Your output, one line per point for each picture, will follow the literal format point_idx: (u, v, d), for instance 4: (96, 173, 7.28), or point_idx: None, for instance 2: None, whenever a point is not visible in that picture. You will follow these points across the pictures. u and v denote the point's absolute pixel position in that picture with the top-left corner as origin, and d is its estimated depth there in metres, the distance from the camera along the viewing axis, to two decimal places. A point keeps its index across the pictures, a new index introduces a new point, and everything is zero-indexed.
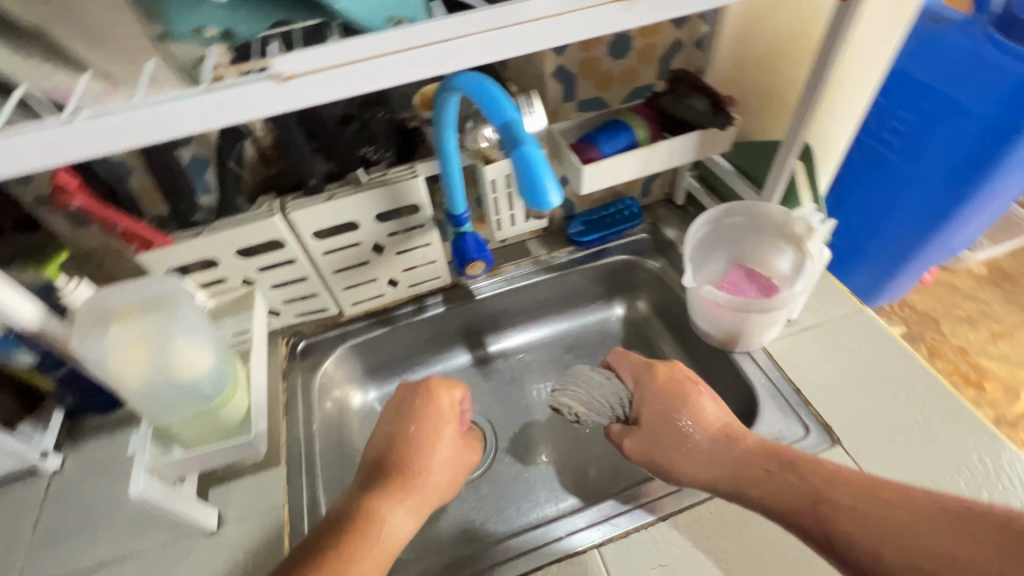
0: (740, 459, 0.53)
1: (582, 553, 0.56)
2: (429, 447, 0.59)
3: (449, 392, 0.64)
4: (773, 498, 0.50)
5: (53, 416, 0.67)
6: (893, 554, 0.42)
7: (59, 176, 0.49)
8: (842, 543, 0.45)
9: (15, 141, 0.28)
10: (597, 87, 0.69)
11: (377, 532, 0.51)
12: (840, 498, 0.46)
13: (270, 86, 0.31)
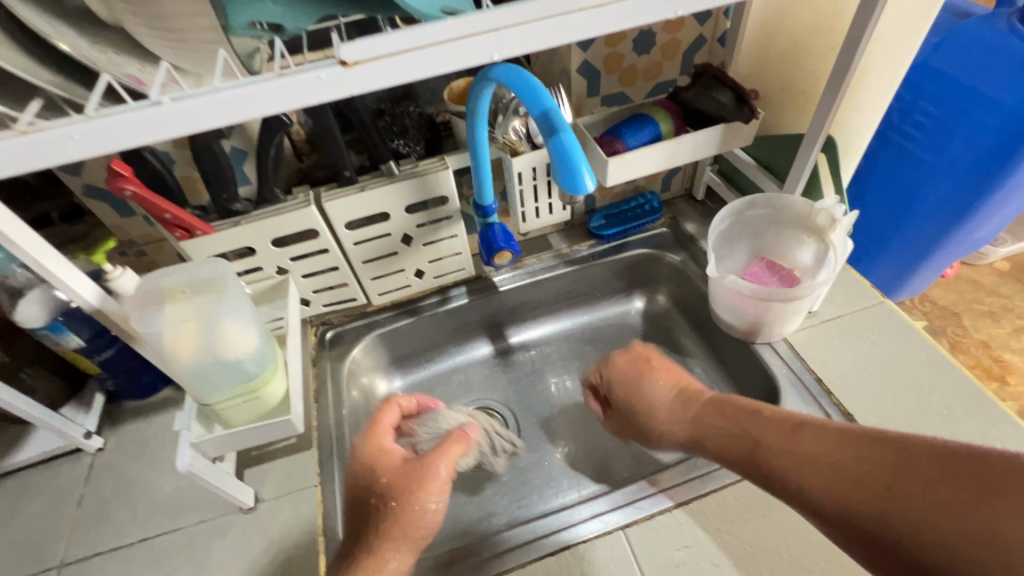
0: (695, 418, 0.57)
1: (607, 534, 0.57)
2: (394, 522, 0.49)
3: (377, 430, 0.58)
4: (723, 447, 0.54)
5: (95, 398, 0.70)
6: (809, 482, 0.44)
7: (115, 162, 0.50)
8: (774, 478, 0.47)
9: (110, 121, 0.31)
10: (620, 82, 0.71)
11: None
12: (772, 438, 0.49)
13: (337, 71, 0.33)
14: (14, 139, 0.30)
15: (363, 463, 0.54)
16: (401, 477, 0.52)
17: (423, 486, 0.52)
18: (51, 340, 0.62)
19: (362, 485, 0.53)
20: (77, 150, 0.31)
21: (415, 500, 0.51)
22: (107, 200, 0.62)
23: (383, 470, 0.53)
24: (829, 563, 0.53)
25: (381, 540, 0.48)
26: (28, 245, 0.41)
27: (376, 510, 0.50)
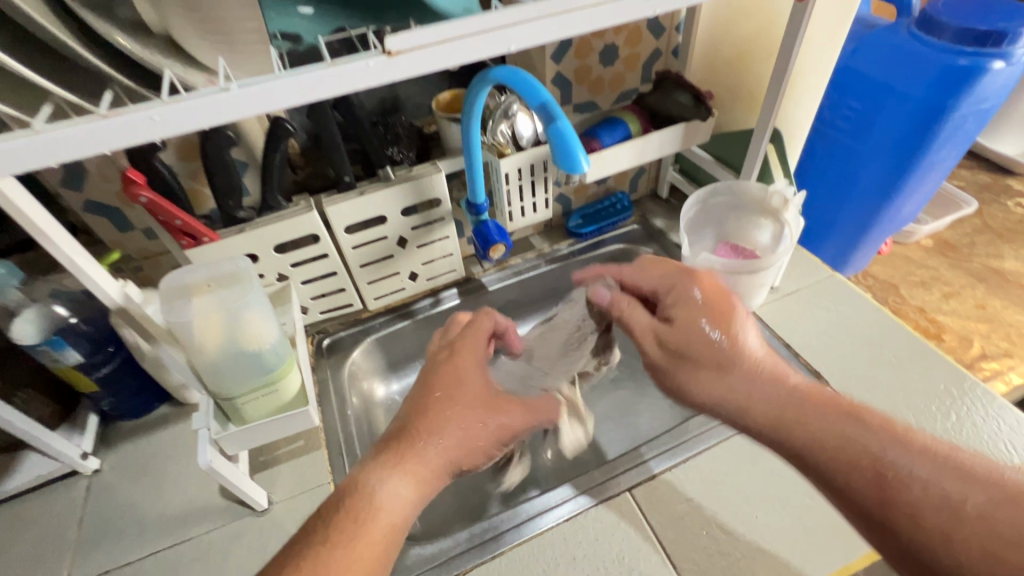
0: (787, 398, 0.48)
1: (617, 497, 0.60)
2: (458, 435, 0.50)
3: (476, 351, 0.58)
4: (822, 440, 0.44)
5: (88, 419, 0.69)
6: (967, 546, 0.36)
7: (131, 170, 0.52)
8: (902, 517, 0.39)
9: (188, 104, 0.34)
10: (590, 91, 0.80)
11: (367, 504, 0.44)
12: (913, 463, 0.40)
13: (381, 61, 0.35)
14: (95, 121, 0.33)
15: (450, 370, 0.55)
16: (477, 403, 0.53)
17: (494, 427, 0.53)
18: (49, 358, 0.61)
19: (428, 401, 0.52)
20: (153, 130, 0.34)
21: (478, 439, 0.51)
22: (106, 216, 0.63)
23: (472, 381, 0.54)
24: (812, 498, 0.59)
25: (428, 445, 0.49)
26: (62, 243, 0.43)
27: (436, 421, 0.50)
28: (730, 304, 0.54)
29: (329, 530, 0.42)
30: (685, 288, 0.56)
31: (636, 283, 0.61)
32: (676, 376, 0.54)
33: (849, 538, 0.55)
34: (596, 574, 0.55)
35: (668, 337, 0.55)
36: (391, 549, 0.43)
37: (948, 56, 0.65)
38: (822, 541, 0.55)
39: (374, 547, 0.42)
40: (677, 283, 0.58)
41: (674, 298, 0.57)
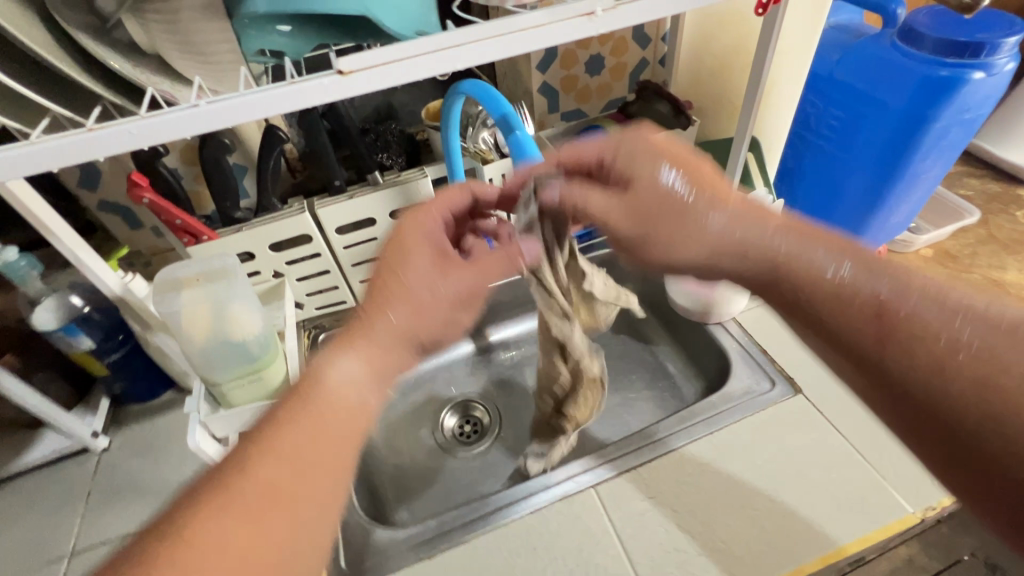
0: (779, 236, 0.43)
1: (582, 493, 0.62)
2: (411, 309, 0.45)
3: (431, 214, 0.51)
4: (821, 288, 0.41)
5: (100, 402, 0.75)
6: (960, 381, 0.35)
7: (135, 173, 0.57)
8: (898, 352, 0.37)
9: (159, 121, 0.36)
10: (577, 99, 0.82)
11: (318, 389, 0.40)
12: (913, 307, 0.38)
13: (337, 80, 0.38)
14: (72, 136, 0.35)
15: (397, 246, 0.47)
16: (432, 274, 0.47)
17: (453, 289, 0.48)
18: (64, 343, 0.67)
19: (381, 272, 0.46)
20: (124, 144, 0.36)
21: (433, 304, 0.46)
22: (119, 214, 0.69)
23: (419, 259, 0.47)
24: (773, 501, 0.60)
25: (382, 321, 0.44)
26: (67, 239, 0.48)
27: (382, 289, 0.45)
28: (698, 157, 0.47)
29: (283, 409, 0.39)
30: (637, 148, 0.47)
31: (574, 156, 0.49)
32: (647, 247, 0.47)
33: (803, 543, 0.56)
34: (553, 564, 0.57)
35: (640, 202, 0.46)
36: (351, 434, 0.39)
37: (926, 66, 0.65)
38: (778, 543, 0.57)
39: (329, 433, 0.38)
40: (624, 143, 0.48)
41: (627, 159, 0.47)
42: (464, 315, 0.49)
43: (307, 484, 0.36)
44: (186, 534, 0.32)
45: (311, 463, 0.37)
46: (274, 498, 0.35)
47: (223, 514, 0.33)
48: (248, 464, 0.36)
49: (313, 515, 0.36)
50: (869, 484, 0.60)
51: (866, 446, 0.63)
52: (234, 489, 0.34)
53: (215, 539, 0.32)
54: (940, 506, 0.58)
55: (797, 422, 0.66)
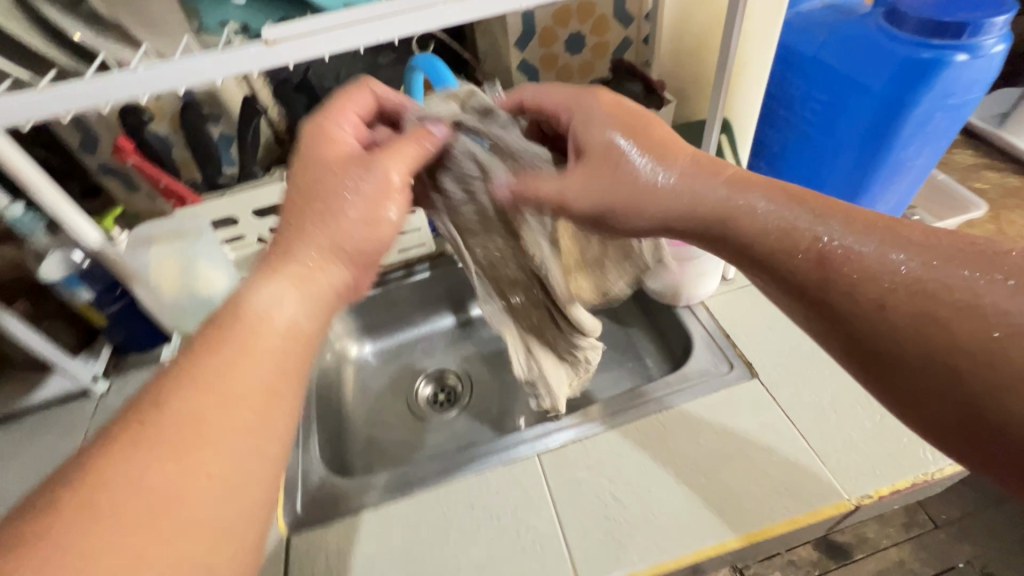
0: (728, 185, 0.46)
1: (525, 459, 0.65)
2: (320, 222, 0.44)
3: (336, 121, 0.50)
4: (767, 229, 0.44)
5: (103, 350, 0.81)
6: (901, 308, 0.37)
7: (120, 138, 0.62)
8: (840, 291, 0.40)
9: (99, 84, 0.39)
10: (558, 78, 0.83)
11: (246, 316, 0.39)
12: (852, 241, 0.40)
13: (262, 49, 0.41)
14: (25, 95, 0.39)
15: (303, 157, 0.47)
16: (338, 169, 0.45)
17: (364, 188, 0.45)
18: (66, 293, 0.73)
19: (298, 182, 0.46)
20: (71, 104, 0.40)
21: (348, 206, 0.44)
22: (117, 176, 0.74)
23: (320, 160, 0.46)
24: (708, 477, 0.61)
25: (300, 230, 0.43)
26: (49, 194, 0.53)
27: (296, 204, 0.45)
28: (653, 120, 0.50)
29: (204, 343, 0.37)
30: (595, 111, 0.50)
31: (539, 107, 0.54)
32: (610, 216, 0.48)
33: (732, 517, 0.57)
34: (488, 519, 0.60)
35: (596, 164, 0.48)
36: (289, 353, 0.39)
37: (910, 47, 0.63)
38: (707, 519, 0.57)
39: (258, 356, 0.37)
40: (583, 100, 0.51)
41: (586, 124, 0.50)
42: (397, 212, 0.46)
43: (223, 419, 0.34)
44: (95, 475, 0.30)
45: (235, 394, 0.35)
46: (188, 437, 0.33)
47: (134, 453, 0.31)
48: (160, 402, 0.34)
49: (241, 445, 0.34)
50: (810, 469, 0.60)
51: (812, 432, 0.63)
52: (147, 430, 0.32)
53: (130, 472, 0.31)
54: (876, 495, 0.57)
55: (749, 405, 0.67)
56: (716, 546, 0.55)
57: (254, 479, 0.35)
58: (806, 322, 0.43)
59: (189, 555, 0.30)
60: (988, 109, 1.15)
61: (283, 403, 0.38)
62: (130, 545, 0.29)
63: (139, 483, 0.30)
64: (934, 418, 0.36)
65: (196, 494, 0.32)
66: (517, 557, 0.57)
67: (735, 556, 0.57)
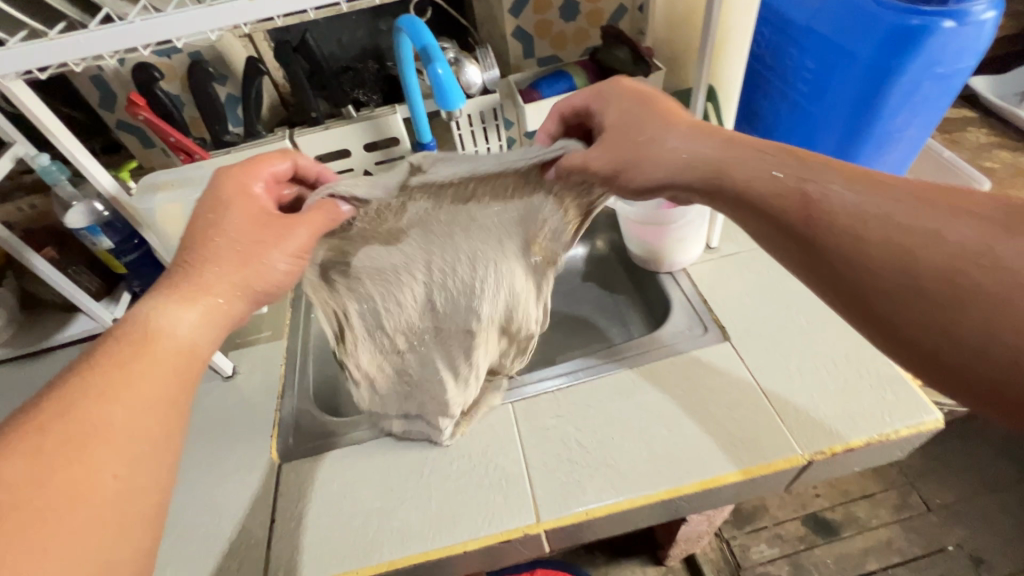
0: (722, 145, 0.45)
1: (498, 407, 0.69)
2: (240, 265, 0.48)
3: (246, 175, 0.52)
4: (754, 176, 0.42)
5: (122, 296, 0.88)
6: (876, 239, 0.35)
7: (133, 94, 0.67)
8: (819, 228, 0.38)
9: (101, 33, 0.44)
10: (553, 46, 0.84)
11: (147, 335, 0.42)
12: (831, 180, 0.38)
13: (245, 4, 0.45)
14: (40, 43, 0.45)
15: (213, 203, 0.50)
16: (247, 232, 0.50)
17: (274, 244, 0.50)
18: (89, 240, 0.79)
19: (205, 231, 0.49)
20: (77, 51, 0.45)
21: (264, 256, 0.49)
22: (134, 133, 0.80)
23: (231, 213, 0.50)
24: (669, 429, 0.64)
25: (210, 272, 0.47)
26: (65, 141, 0.57)
27: (208, 243, 0.48)
28: (668, 100, 0.51)
29: (104, 358, 0.39)
30: (613, 92, 0.53)
31: (571, 106, 0.56)
32: (625, 176, 0.48)
33: (686, 467, 0.60)
34: (461, 459, 0.65)
35: (614, 140, 0.49)
36: (183, 366, 0.42)
37: (897, 15, 0.62)
38: (662, 467, 0.61)
39: (164, 370, 0.41)
40: (607, 91, 0.53)
41: (613, 108, 0.51)
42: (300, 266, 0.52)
43: (116, 423, 0.37)
44: None
45: (132, 401, 0.38)
46: (75, 439, 0.35)
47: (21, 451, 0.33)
48: (56, 407, 0.36)
49: (140, 446, 0.37)
50: (768, 425, 0.62)
51: (776, 392, 0.65)
52: (41, 429, 0.34)
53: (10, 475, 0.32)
54: (829, 451, 0.59)
55: (716, 365, 0.69)
56: (668, 490, 0.59)
57: (154, 476, 0.37)
58: (787, 259, 0.41)
59: (93, 544, 0.33)
60: (1009, 87, 1.11)
61: (178, 407, 0.41)
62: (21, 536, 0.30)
63: (38, 479, 0.32)
64: (913, 355, 0.34)
65: (94, 492, 0.34)
66: (482, 492, 0.61)
67: (688, 502, 0.60)
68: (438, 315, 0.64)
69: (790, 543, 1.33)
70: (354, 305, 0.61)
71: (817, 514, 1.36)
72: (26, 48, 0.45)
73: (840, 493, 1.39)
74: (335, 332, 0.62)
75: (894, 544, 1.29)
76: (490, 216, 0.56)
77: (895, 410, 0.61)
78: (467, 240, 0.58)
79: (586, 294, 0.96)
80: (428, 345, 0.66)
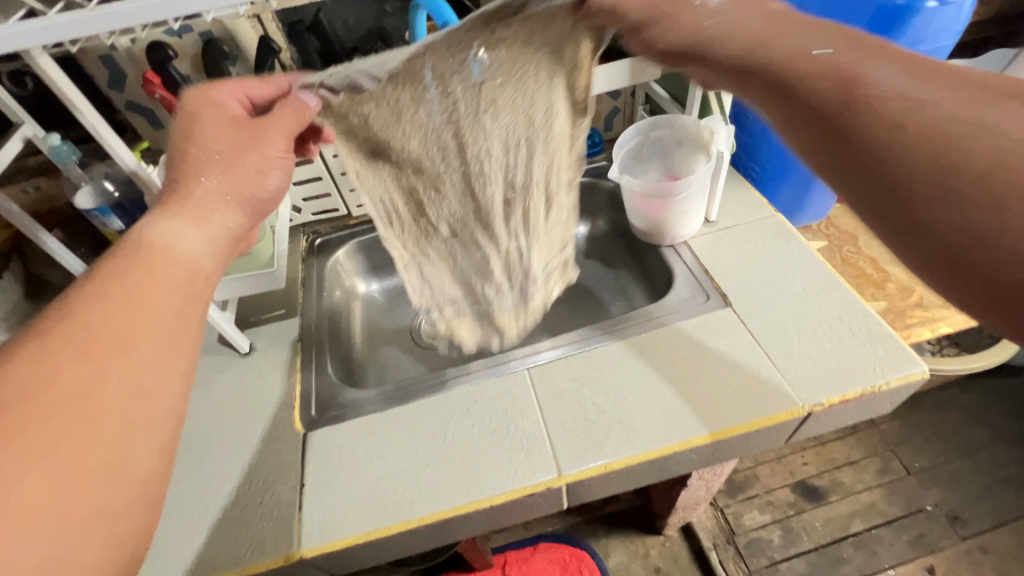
0: (771, 27, 0.43)
1: (517, 373, 0.72)
2: (224, 173, 0.50)
3: (208, 92, 0.53)
4: (801, 59, 0.41)
5: None
6: (913, 129, 0.35)
7: (149, 72, 0.68)
8: (855, 114, 0.37)
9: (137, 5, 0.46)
10: None
11: (146, 246, 0.44)
12: (873, 68, 0.38)
13: None
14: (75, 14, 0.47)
15: (184, 120, 0.51)
16: (237, 141, 0.52)
17: (254, 152, 0.52)
18: (99, 221, 0.79)
19: (185, 145, 0.50)
20: (112, 21, 0.47)
21: (246, 163, 0.51)
22: (143, 114, 0.80)
23: (205, 126, 0.51)
24: (679, 388, 0.68)
25: (196, 185, 0.49)
26: (88, 117, 0.58)
27: (187, 155, 0.50)
28: None
29: (102, 274, 0.42)
30: None
31: None
32: (651, 28, 0.48)
33: (696, 421, 0.64)
34: (482, 421, 0.68)
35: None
36: (188, 277, 0.45)
37: None
38: (673, 421, 0.65)
39: (163, 278, 0.43)
40: None
41: None
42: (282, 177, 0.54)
43: (116, 326, 0.39)
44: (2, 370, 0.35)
45: (133, 309, 0.40)
46: (81, 344, 0.37)
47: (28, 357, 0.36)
48: (62, 318, 0.38)
49: (144, 350, 0.39)
50: (770, 382, 0.67)
51: (777, 352, 0.70)
52: (49, 338, 0.37)
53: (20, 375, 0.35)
54: (828, 403, 0.64)
55: (719, 330, 0.73)
56: (682, 442, 0.63)
57: (161, 369, 0.40)
58: (824, 161, 0.40)
59: (106, 436, 0.35)
60: None
61: (183, 315, 0.43)
62: (36, 425, 0.33)
63: (41, 378, 0.35)
64: (949, 271, 0.34)
65: (106, 390, 0.36)
66: (506, 451, 0.64)
67: (696, 455, 0.65)
68: (470, 202, 0.63)
69: (780, 509, 1.39)
70: (397, 190, 0.63)
71: (805, 481, 1.43)
72: (61, 18, 0.47)
73: (826, 461, 1.45)
74: (383, 217, 0.64)
75: (877, 506, 1.37)
76: (505, 99, 0.55)
77: (886, 364, 0.66)
78: (490, 125, 0.57)
79: (588, 270, 0.99)
80: (470, 226, 0.66)
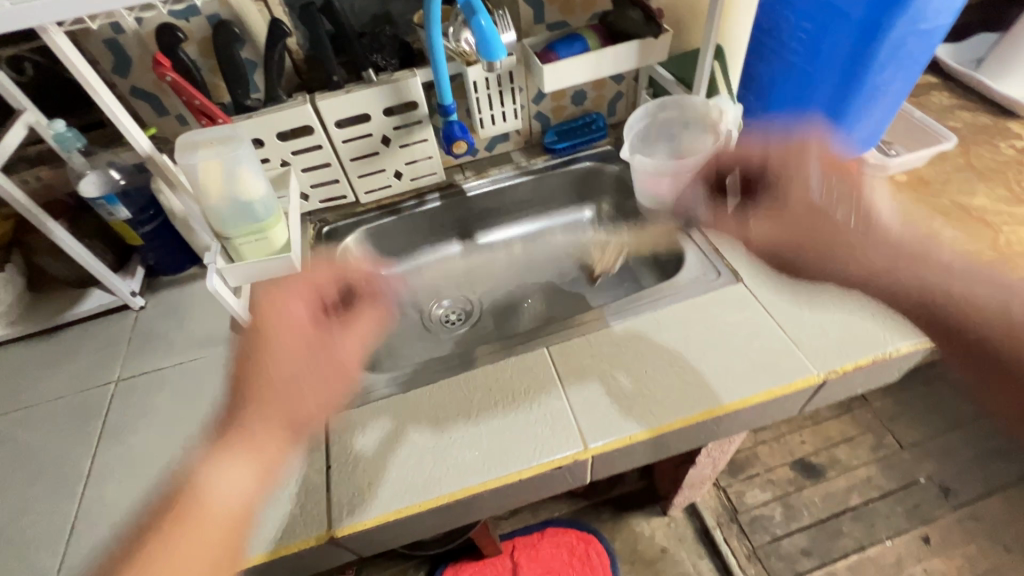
0: (905, 284, 0.66)
1: (537, 352, 0.72)
2: (273, 405, 0.69)
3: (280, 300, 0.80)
4: (986, 310, 0.57)
5: (137, 269, 0.87)
6: (992, 333, 0.55)
7: (159, 54, 0.66)
8: (972, 333, 0.57)
9: None
10: (561, 12, 0.87)
11: (197, 492, 0.60)
12: (995, 328, 0.55)
13: None
14: None
15: (263, 336, 0.76)
16: (292, 357, 0.74)
17: (316, 361, 0.75)
18: (105, 211, 0.76)
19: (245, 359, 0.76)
20: None
21: (291, 368, 0.73)
22: (147, 100, 0.79)
23: (278, 343, 0.76)
24: (698, 361, 0.69)
25: (250, 419, 0.68)
26: (104, 95, 0.59)
27: (257, 386, 0.72)
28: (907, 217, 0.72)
29: (170, 520, 0.60)
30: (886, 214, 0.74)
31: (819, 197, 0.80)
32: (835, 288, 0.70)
33: (716, 392, 0.66)
34: (505, 399, 0.68)
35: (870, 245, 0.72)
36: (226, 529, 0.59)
37: None
38: (694, 392, 0.66)
39: (204, 536, 0.58)
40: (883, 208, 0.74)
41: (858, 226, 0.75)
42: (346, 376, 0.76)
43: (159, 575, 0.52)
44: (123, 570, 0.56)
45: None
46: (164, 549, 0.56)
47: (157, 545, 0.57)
48: (152, 550, 0.56)
49: None
50: (786, 352, 0.69)
51: (790, 324, 0.71)
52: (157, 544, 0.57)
53: None
54: (842, 369, 0.66)
55: (733, 304, 0.75)
56: (704, 412, 0.64)
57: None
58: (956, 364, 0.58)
59: None
60: (967, 55, 1.20)
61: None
62: None
63: None
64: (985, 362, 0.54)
65: None
66: (531, 427, 0.65)
67: (715, 424, 0.66)
68: None
69: (780, 487, 1.43)
70: None
71: (804, 459, 1.46)
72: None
73: (824, 439, 1.49)
74: None
75: (873, 480, 1.41)
76: None
77: (894, 331, 0.69)
78: None
79: (597, 253, 0.99)
80: None
